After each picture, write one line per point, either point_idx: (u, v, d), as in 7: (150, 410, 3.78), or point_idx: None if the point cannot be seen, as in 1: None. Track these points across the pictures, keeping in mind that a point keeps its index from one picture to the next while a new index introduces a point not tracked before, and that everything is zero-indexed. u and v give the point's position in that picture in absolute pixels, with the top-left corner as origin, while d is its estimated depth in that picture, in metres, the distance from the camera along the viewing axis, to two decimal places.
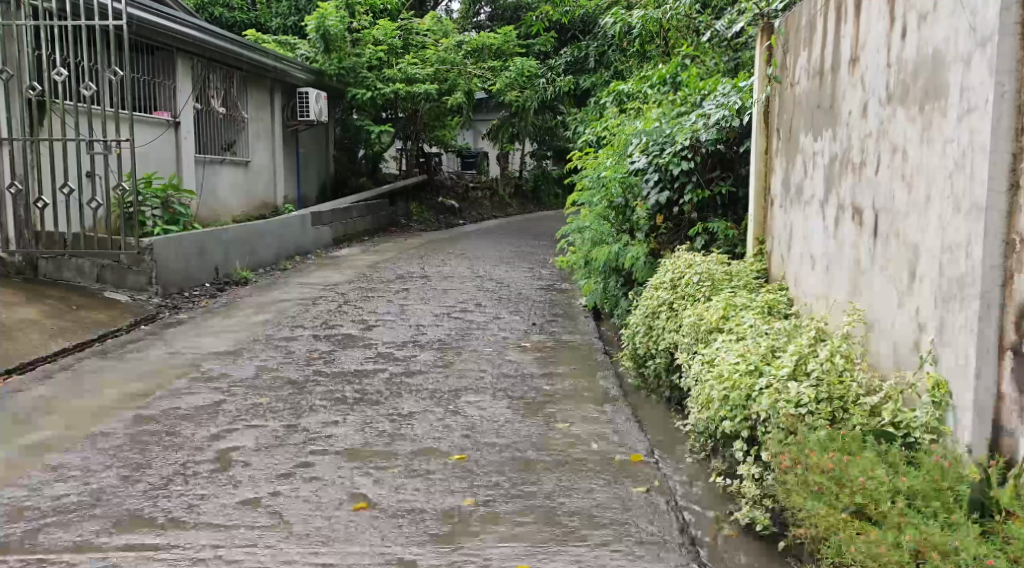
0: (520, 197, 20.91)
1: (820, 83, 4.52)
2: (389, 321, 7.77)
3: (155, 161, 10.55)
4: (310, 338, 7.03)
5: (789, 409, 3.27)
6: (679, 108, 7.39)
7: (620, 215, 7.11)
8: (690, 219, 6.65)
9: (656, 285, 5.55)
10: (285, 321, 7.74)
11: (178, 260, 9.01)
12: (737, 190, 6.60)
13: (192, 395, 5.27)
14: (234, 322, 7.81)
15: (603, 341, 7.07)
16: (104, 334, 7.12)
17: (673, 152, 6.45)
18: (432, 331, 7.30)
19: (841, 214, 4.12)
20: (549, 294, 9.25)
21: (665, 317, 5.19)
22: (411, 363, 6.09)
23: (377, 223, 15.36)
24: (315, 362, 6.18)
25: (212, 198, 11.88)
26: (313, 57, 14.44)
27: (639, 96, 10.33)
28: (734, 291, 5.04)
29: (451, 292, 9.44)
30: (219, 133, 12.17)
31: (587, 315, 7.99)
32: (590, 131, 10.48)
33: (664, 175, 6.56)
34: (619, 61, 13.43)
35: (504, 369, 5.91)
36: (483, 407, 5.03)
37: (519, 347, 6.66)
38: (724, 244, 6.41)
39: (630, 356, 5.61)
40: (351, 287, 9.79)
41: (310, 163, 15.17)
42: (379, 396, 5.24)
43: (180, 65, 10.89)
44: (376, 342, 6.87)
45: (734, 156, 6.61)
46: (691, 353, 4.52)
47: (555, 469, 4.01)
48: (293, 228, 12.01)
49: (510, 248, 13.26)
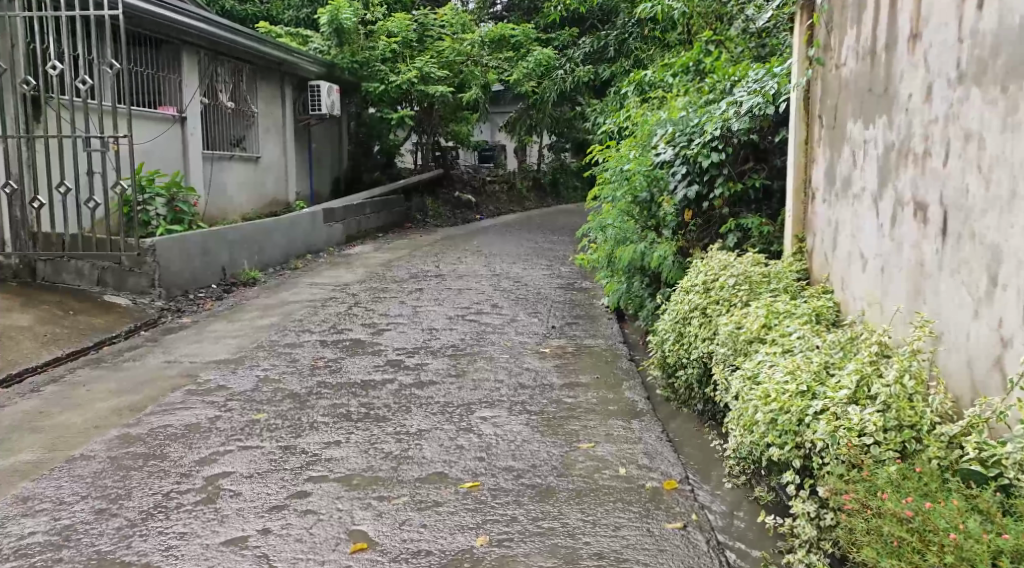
0: (539, 191, 20.47)
1: (872, 62, 4.09)
2: (400, 324, 7.37)
3: (159, 159, 10.19)
4: (316, 344, 6.63)
5: (852, 443, 2.85)
6: (708, 97, 6.95)
7: (646, 211, 6.68)
8: (721, 215, 6.22)
9: (686, 288, 5.14)
10: (291, 325, 7.37)
11: (182, 262, 8.65)
12: (772, 183, 6.12)
13: (185, 411, 4.87)
14: (238, 326, 7.43)
15: (627, 346, 6.64)
16: (101, 341, 6.73)
17: (703, 142, 6.08)
18: (445, 336, 6.88)
19: (899, 211, 3.69)
20: (569, 294, 8.82)
21: (697, 324, 4.76)
22: (422, 373, 5.69)
23: (392, 219, 14.98)
24: (319, 372, 5.78)
25: (221, 196, 11.55)
26: (326, 50, 14.05)
27: (662, 86, 9.90)
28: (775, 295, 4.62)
29: (466, 292, 9.02)
30: (228, 129, 11.81)
31: (610, 316, 7.56)
32: (610, 123, 10.04)
33: (693, 168, 6.20)
34: (640, 50, 12.97)
35: (522, 379, 5.49)
36: (499, 424, 4.61)
37: (538, 354, 6.24)
38: (759, 241, 5.94)
39: (659, 364, 5.19)
40: (363, 287, 9.39)
41: (323, 158, 14.78)
42: (385, 411, 4.83)
43: (186, 58, 10.54)
44: (386, 349, 6.47)
45: (768, 146, 6.17)
46: (729, 366, 4.10)
47: (578, 499, 3.59)
48: (303, 225, 11.62)
49: (529, 244, 12.83)
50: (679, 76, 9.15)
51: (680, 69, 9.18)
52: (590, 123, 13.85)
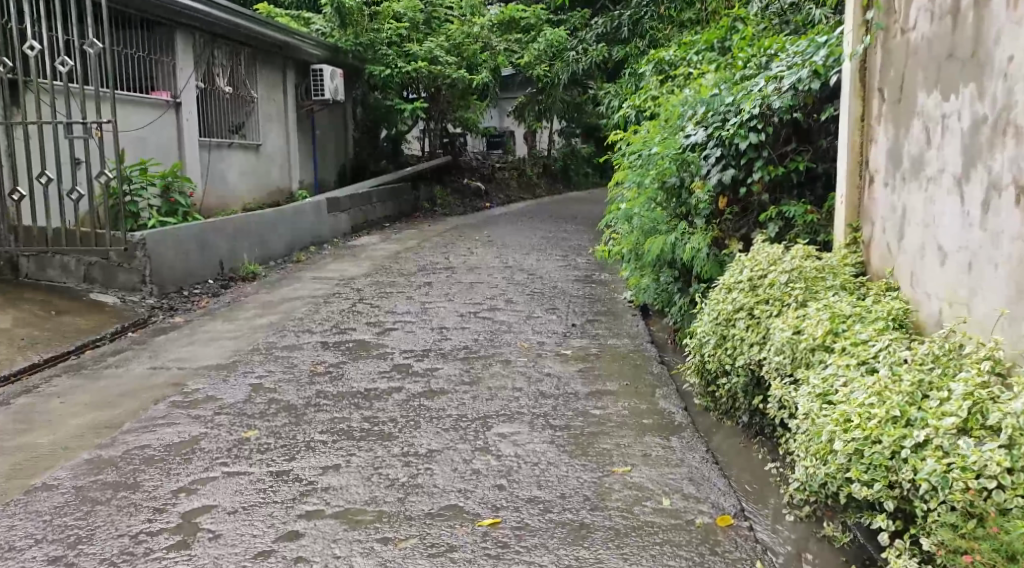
0: (550, 177, 19.88)
1: (955, 24, 3.58)
2: (407, 323, 6.82)
3: (153, 148, 9.65)
4: (315, 347, 6.10)
5: (973, 490, 2.47)
6: (742, 72, 6.37)
7: (676, 198, 6.11)
8: (760, 202, 5.69)
9: (727, 286, 4.56)
10: (290, 325, 6.84)
11: (177, 256, 8.13)
12: (816, 166, 5.55)
13: (167, 429, 4.32)
14: (234, 325, 6.90)
15: (655, 346, 6.10)
16: (85, 343, 6.18)
17: (739, 122, 5.55)
18: (458, 336, 6.33)
19: (995, 197, 3.26)
20: (587, 287, 8.27)
21: (745, 328, 4.21)
22: (432, 380, 5.14)
23: (399, 209, 14.44)
24: (318, 379, 5.24)
25: (221, 186, 11.02)
26: (329, 32, 13.53)
27: (682, 65, 9.45)
28: (834, 293, 4.10)
29: (478, 286, 8.48)
30: (226, 115, 11.26)
31: (635, 313, 7.01)
32: (627, 107, 9.66)
33: (728, 150, 5.67)
34: (657, 30, 12.19)
35: (544, 389, 4.94)
36: (521, 443, 4.06)
37: (562, 356, 5.68)
38: (804, 230, 5.38)
39: (696, 369, 4.63)
40: (368, 281, 8.85)
41: (328, 145, 14.22)
42: (390, 428, 4.29)
43: (179, 40, 9.99)
44: (392, 352, 5.92)
45: (812, 125, 5.58)
46: (789, 377, 3.57)
47: (618, 544, 3.10)
48: (307, 215, 11.11)
49: (542, 234, 12.28)
50: (702, 53, 8.74)
51: (703, 47, 8.75)
52: (603, 108, 13.27)
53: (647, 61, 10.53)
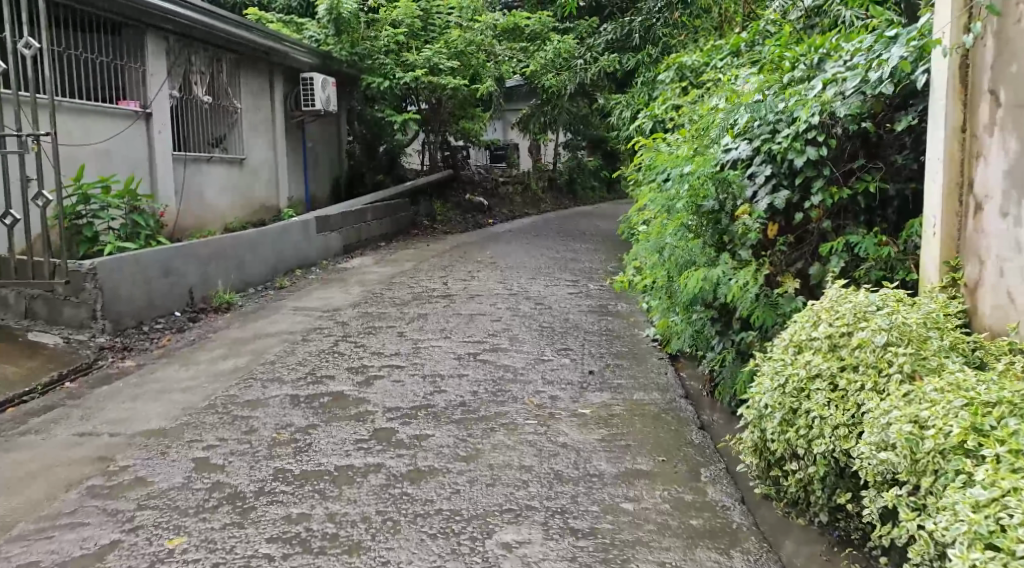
0: (555, 191, 18.94)
1: None
2: (396, 370, 5.83)
3: (118, 161, 8.66)
4: (283, 404, 5.09)
5: None
6: (793, 74, 5.39)
7: (713, 224, 5.12)
8: (820, 230, 4.67)
9: (794, 340, 3.58)
10: (259, 371, 5.85)
11: (137, 284, 7.16)
12: (889, 186, 4.55)
13: (74, 536, 3.36)
14: (193, 371, 5.90)
15: (690, 402, 5.13)
16: (9, 400, 5.19)
17: (793, 134, 4.64)
18: (454, 389, 5.33)
19: None
20: (602, 321, 7.29)
21: (826, 404, 3.26)
22: (418, 455, 4.14)
23: (397, 226, 13.47)
24: (281, 453, 4.24)
25: (199, 203, 10.04)
26: (323, 40, 12.50)
27: (708, 71, 8.59)
28: (958, 368, 3.12)
29: (478, 318, 7.50)
30: (207, 127, 10.31)
31: (661, 356, 6.03)
32: (646, 118, 8.84)
33: (779, 168, 4.78)
34: (673, 38, 11.13)
35: (562, 470, 3.94)
36: (532, 563, 3.22)
37: (581, 418, 4.68)
38: (877, 267, 4.41)
39: (751, 449, 3.62)
40: (356, 312, 7.88)
41: (321, 159, 13.25)
42: (361, 534, 3.36)
43: (150, 43, 9.02)
44: (373, 412, 4.91)
45: (883, 138, 4.61)
46: (924, 488, 2.79)
47: None
48: (294, 236, 10.14)
49: (549, 254, 11.29)
50: (728, 59, 8.09)
51: (730, 52, 8.11)
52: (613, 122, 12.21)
53: (665, 69, 9.50)
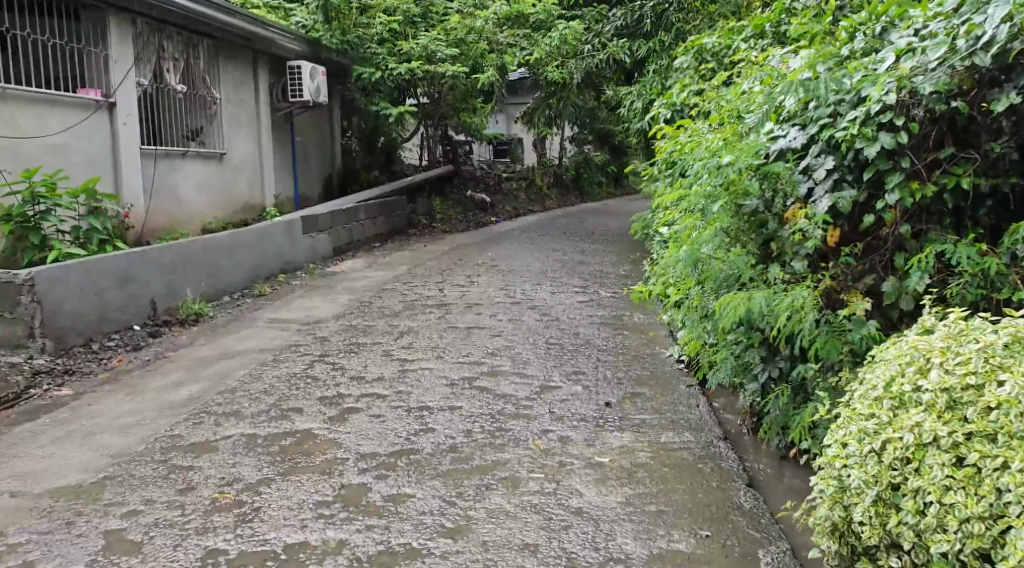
0: (561, 187, 17.99)
1: None
2: (376, 401, 4.92)
3: (76, 158, 7.71)
4: (235, 449, 4.17)
5: None
6: (847, 46, 4.47)
7: (756, 229, 4.21)
8: (896, 237, 3.77)
9: (887, 383, 2.83)
10: (217, 401, 4.96)
11: (88, 295, 6.28)
12: (986, 183, 3.64)
13: None
14: (137, 402, 4.99)
15: (729, 445, 4.24)
16: None
17: (863, 117, 3.75)
18: (444, 428, 4.41)
19: None
20: (618, 337, 6.37)
21: (950, 485, 2.55)
22: (392, 533, 3.29)
23: (393, 224, 12.56)
24: (220, 521, 3.38)
25: (172, 201, 9.12)
26: (311, 26, 11.42)
27: (729, 55, 7.65)
28: None
29: (477, 333, 6.58)
30: (181, 118, 9.38)
31: (689, 383, 5.12)
32: (661, 108, 7.95)
33: (843, 160, 3.90)
34: (687, 23, 10.18)
35: (576, 553, 3.15)
36: None
37: (599, 471, 3.78)
38: (973, 283, 3.52)
39: (827, 532, 2.84)
40: (339, 326, 6.97)
41: (311, 155, 12.34)
42: None
43: (115, 25, 8.10)
44: (343, 460, 4.00)
45: (976, 120, 3.67)
46: None
47: None
48: (277, 238, 9.25)
49: (555, 256, 10.37)
50: (752, 41, 7.24)
51: (753, 33, 7.26)
52: (622, 113, 11.24)
53: (682, 54, 8.54)
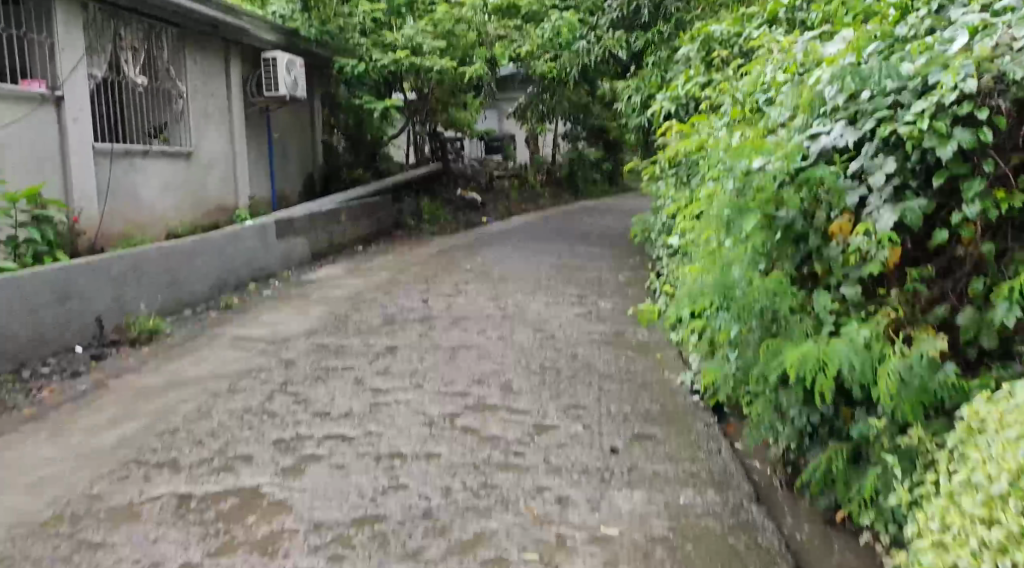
0: (554, 185, 17.21)
1: None
2: (341, 445, 4.17)
3: (19, 158, 6.93)
4: (162, 516, 3.44)
5: None
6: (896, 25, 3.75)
7: (794, 243, 3.47)
8: (974, 256, 3.05)
9: (1016, 470, 2.45)
10: (155, 445, 4.22)
11: (18, 316, 5.54)
12: None
13: None
14: (59, 446, 4.25)
15: (763, 505, 3.50)
16: None
17: (932, 109, 3.04)
18: (419, 485, 3.67)
19: None
20: (622, 358, 5.62)
21: None
22: None
23: (377, 226, 11.78)
24: None
25: (133, 204, 8.35)
26: (289, 16, 10.70)
27: (737, 45, 6.90)
28: None
29: (462, 355, 5.82)
30: (141, 113, 8.58)
31: (707, 421, 4.37)
32: (664, 102, 7.21)
33: (906, 162, 3.18)
34: (687, 12, 9.42)
35: None
36: None
37: (607, 551, 3.17)
38: None
39: None
40: (309, 345, 6.22)
41: (290, 152, 11.55)
42: None
43: (62, 10, 7.31)
44: (296, 532, 3.30)
45: None
46: None
47: None
48: (248, 243, 8.49)
49: (550, 261, 9.60)
50: (766, 28, 6.48)
51: (766, 20, 6.50)
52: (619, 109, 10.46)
53: (686, 43, 7.77)
